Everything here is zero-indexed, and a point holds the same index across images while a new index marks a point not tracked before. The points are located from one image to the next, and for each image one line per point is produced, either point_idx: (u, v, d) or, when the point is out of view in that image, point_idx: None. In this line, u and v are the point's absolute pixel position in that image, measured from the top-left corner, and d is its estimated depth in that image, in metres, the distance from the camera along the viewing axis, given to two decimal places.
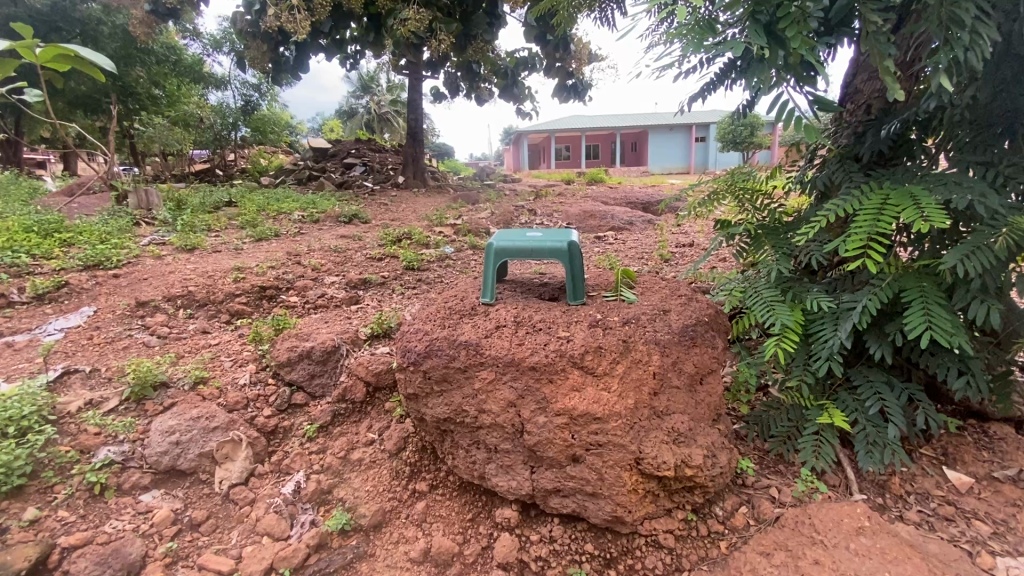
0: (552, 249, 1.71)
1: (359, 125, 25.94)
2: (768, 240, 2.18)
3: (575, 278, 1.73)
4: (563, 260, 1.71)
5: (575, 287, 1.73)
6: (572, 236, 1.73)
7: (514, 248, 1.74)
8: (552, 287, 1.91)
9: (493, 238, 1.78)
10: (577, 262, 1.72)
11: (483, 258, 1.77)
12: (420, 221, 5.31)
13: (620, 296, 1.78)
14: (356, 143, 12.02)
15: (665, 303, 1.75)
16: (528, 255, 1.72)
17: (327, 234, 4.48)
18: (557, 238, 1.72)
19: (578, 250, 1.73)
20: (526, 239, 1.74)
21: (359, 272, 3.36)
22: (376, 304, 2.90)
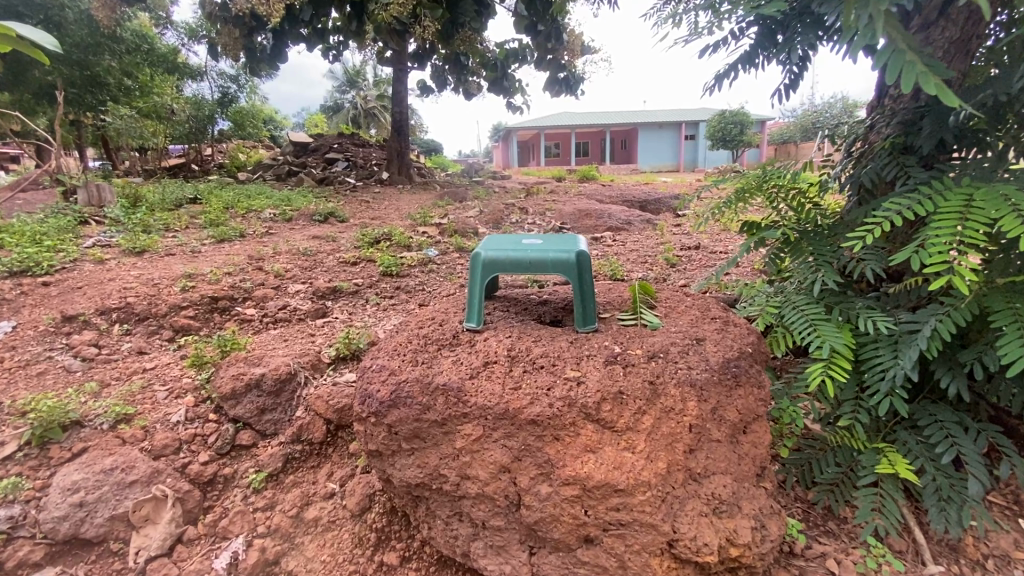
0: (558, 264, 1.34)
1: (344, 120, 25.40)
2: (808, 247, 1.83)
3: (586, 300, 1.37)
4: (572, 277, 1.35)
5: (586, 310, 1.37)
6: (582, 247, 1.37)
7: (507, 262, 1.36)
8: (553, 308, 1.55)
9: (479, 248, 1.39)
10: (589, 279, 1.36)
11: (466, 274, 1.38)
12: (403, 220, 4.90)
13: (641, 320, 1.43)
14: (340, 137, 11.56)
15: (696, 330, 1.39)
16: (527, 270, 1.35)
17: (298, 234, 4.08)
18: (562, 248, 1.36)
19: (588, 264, 1.36)
20: (522, 251, 1.36)
21: (329, 278, 2.97)
22: (345, 318, 2.52)
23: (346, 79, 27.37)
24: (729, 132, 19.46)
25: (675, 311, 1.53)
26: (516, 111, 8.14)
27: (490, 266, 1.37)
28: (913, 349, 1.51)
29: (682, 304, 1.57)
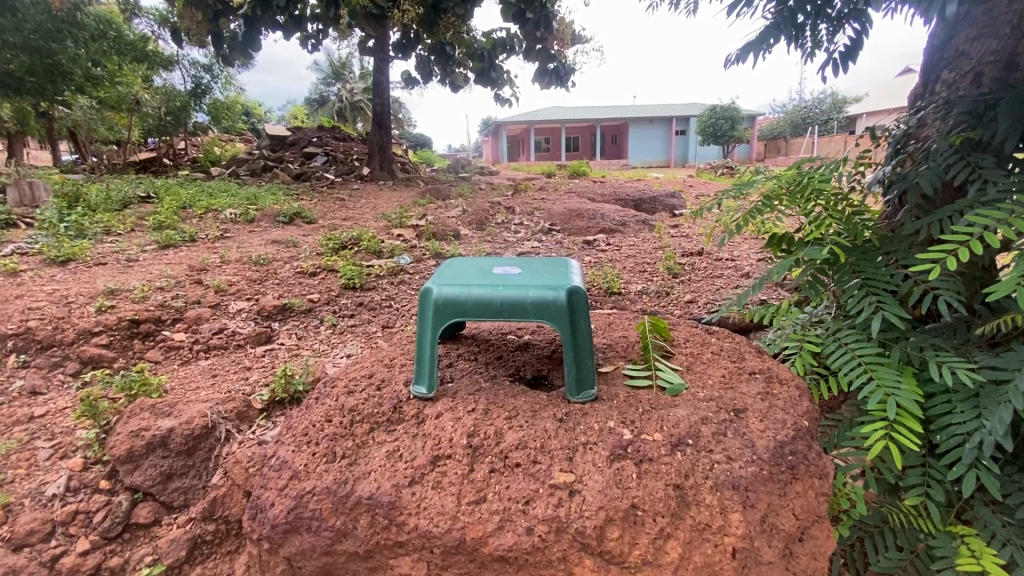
0: (540, 308, 1.00)
1: (329, 113, 24.73)
2: (857, 267, 1.45)
3: (582, 357, 1.03)
4: (560, 325, 1.00)
5: (581, 373, 1.05)
6: (575, 281, 1.02)
7: (470, 306, 1.02)
8: (536, 360, 1.30)
9: (432, 285, 1.05)
10: (586, 329, 1.02)
11: (414, 323, 1.05)
12: (378, 221, 4.47)
13: (655, 379, 1.13)
14: (319, 130, 11.03)
15: (727, 395, 1.09)
16: (497, 317, 1.01)
17: (256, 238, 3.64)
18: (546, 285, 1.01)
19: (585, 304, 1.01)
20: (490, 290, 1.02)
21: (280, 293, 2.56)
22: (292, 346, 2.12)
23: (330, 70, 26.60)
24: (720, 127, 19.06)
25: (695, 363, 1.22)
26: (503, 104, 7.68)
27: (446, 310, 1.03)
28: (1005, 408, 1.16)
29: (706, 351, 1.27)
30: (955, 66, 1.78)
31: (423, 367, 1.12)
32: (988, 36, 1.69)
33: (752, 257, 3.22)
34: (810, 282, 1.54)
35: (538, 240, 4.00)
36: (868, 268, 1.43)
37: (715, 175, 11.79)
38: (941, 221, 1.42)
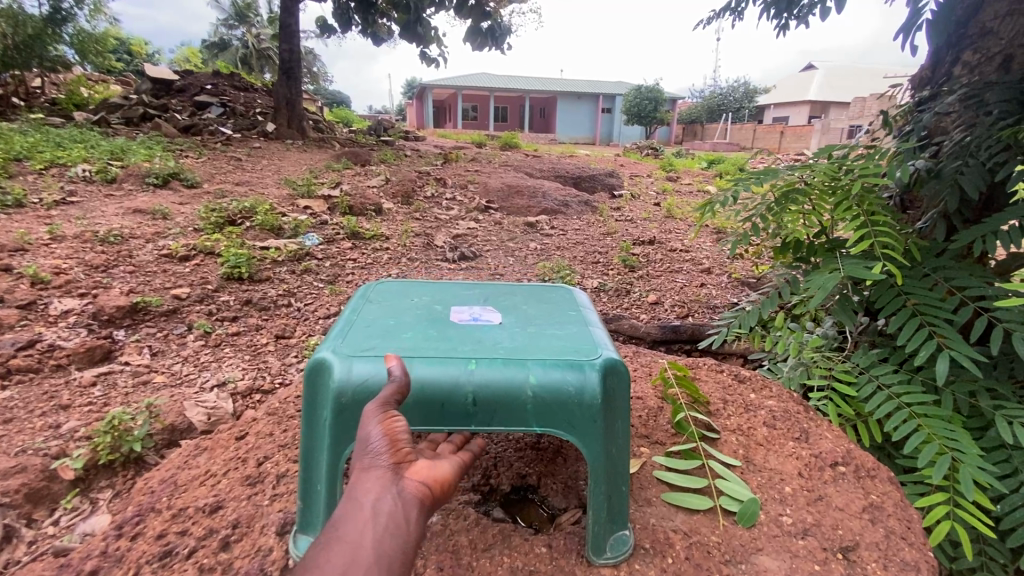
0: (546, 400, 0.78)
1: (232, 60, 22.01)
2: (902, 287, 1.16)
3: (620, 483, 0.79)
4: (576, 428, 0.78)
5: (615, 510, 0.79)
6: (599, 356, 0.81)
7: (419, 397, 0.79)
8: (515, 460, 1.04)
9: (336, 367, 0.80)
10: (616, 427, 0.80)
11: (305, 420, 0.80)
12: (281, 188, 3.73)
13: (717, 498, 0.88)
14: (215, 76, 9.53)
15: (831, 533, 0.83)
16: (470, 414, 0.78)
17: (112, 206, 2.83)
18: (556, 370, 0.79)
19: (609, 400, 0.80)
20: (453, 375, 0.79)
21: (133, 286, 1.89)
22: (144, 367, 1.52)
23: (232, 10, 23.43)
24: (645, 108, 19.24)
25: (754, 451, 1.01)
26: (428, 63, 6.90)
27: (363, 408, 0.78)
28: None
29: (761, 429, 1.06)
30: (979, 47, 1.48)
31: (318, 506, 0.81)
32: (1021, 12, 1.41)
33: (706, 250, 2.99)
34: (839, 305, 1.23)
35: (474, 219, 3.50)
36: (915, 290, 1.15)
37: (643, 154, 11.78)
38: (1000, 235, 1.18)
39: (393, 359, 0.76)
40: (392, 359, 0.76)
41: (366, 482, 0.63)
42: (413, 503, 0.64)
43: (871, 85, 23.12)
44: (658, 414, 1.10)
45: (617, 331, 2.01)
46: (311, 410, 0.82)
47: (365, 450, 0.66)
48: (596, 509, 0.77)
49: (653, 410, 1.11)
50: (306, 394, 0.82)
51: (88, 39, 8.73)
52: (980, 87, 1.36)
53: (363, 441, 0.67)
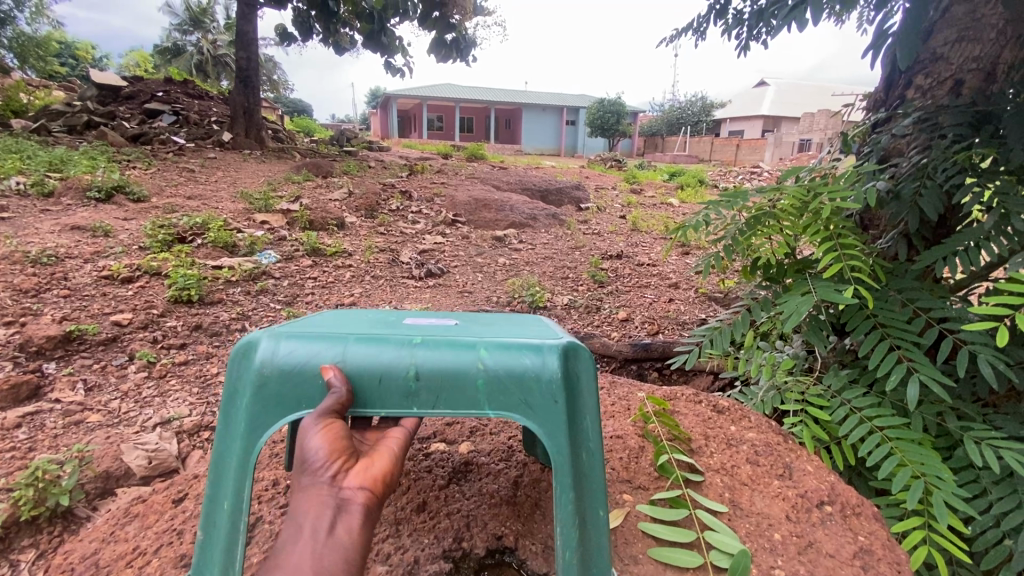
0: (497, 381, 0.76)
1: (186, 67, 21.25)
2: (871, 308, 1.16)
3: (589, 487, 0.75)
4: (529, 411, 0.76)
5: (589, 544, 0.73)
6: (559, 341, 0.79)
7: (355, 376, 0.77)
8: (483, 512, 0.91)
9: (263, 345, 0.78)
10: (578, 415, 0.77)
11: (219, 404, 0.76)
12: (237, 201, 3.57)
13: (706, 553, 0.83)
14: (167, 83, 9.15)
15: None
16: (410, 396, 0.76)
17: (47, 223, 2.63)
18: (513, 349, 0.78)
19: (569, 384, 0.78)
20: (395, 356, 0.78)
21: (67, 312, 1.74)
22: (78, 404, 1.38)
23: (186, 15, 22.65)
24: (608, 121, 19.63)
25: (739, 493, 0.98)
26: (392, 74, 6.81)
27: (290, 390, 0.77)
28: None
29: (745, 467, 1.03)
30: (930, 71, 1.53)
31: (221, 515, 0.74)
32: (970, 40, 1.45)
33: (672, 264, 3.01)
34: (811, 327, 1.23)
35: (441, 233, 3.44)
36: (884, 312, 1.15)
37: (607, 166, 11.97)
38: (958, 255, 1.21)
39: (331, 370, 0.75)
40: (329, 370, 0.75)
41: (306, 494, 0.66)
42: (355, 506, 0.67)
43: (819, 102, 24.35)
44: (639, 455, 1.05)
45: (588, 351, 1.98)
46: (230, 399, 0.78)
47: (302, 464, 0.68)
48: (563, 522, 0.73)
49: (634, 451, 1.06)
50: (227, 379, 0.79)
51: (28, 42, 8.24)
52: (933, 110, 1.41)
53: (300, 453, 0.69)
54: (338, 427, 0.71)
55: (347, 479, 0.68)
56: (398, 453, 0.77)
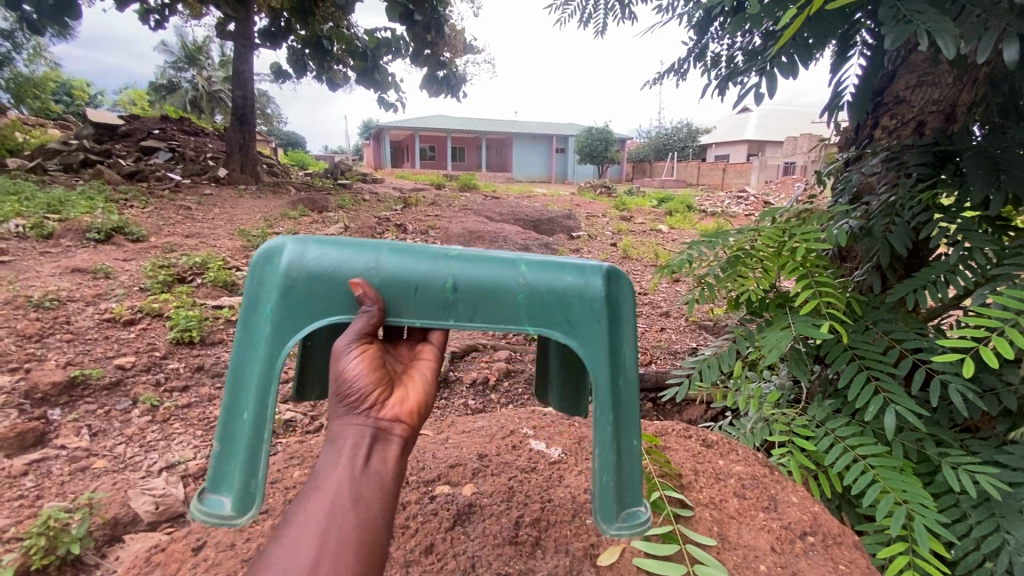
0: (539, 294, 0.86)
1: (181, 103, 21.61)
2: (849, 341, 1.23)
3: (625, 407, 0.86)
4: (566, 325, 0.86)
5: (622, 469, 0.86)
6: (599, 263, 0.90)
7: (388, 285, 0.85)
8: (485, 553, 0.94)
9: (289, 252, 0.85)
10: (614, 332, 0.87)
11: (240, 309, 0.84)
12: (235, 239, 3.63)
13: None
14: (163, 120, 9.30)
15: None
16: (450, 304, 0.86)
17: (49, 266, 2.67)
18: (557, 269, 0.87)
19: (607, 304, 0.88)
20: (436, 268, 0.86)
21: (70, 357, 1.77)
22: (83, 450, 1.40)
23: (182, 54, 23.12)
24: (597, 149, 20.05)
25: (727, 527, 1.02)
26: (386, 109, 6.98)
27: (319, 296, 0.84)
28: None
29: (731, 499, 1.08)
30: (895, 113, 1.59)
31: (247, 407, 0.84)
32: (929, 84, 1.52)
33: (664, 292, 3.09)
34: (794, 359, 1.30)
35: None
36: (861, 344, 1.22)
37: (597, 193, 12.22)
38: (927, 288, 1.28)
39: (360, 283, 0.83)
40: (359, 284, 0.82)
41: (346, 421, 0.76)
42: (391, 435, 0.76)
43: (801, 127, 25.03)
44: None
45: None
46: (254, 304, 0.85)
47: (342, 393, 0.78)
48: (603, 445, 0.86)
49: None
50: (252, 285, 0.85)
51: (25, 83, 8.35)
52: (899, 149, 1.49)
53: (339, 381, 0.78)
54: (373, 358, 0.81)
55: (383, 411, 0.78)
56: (428, 383, 0.87)
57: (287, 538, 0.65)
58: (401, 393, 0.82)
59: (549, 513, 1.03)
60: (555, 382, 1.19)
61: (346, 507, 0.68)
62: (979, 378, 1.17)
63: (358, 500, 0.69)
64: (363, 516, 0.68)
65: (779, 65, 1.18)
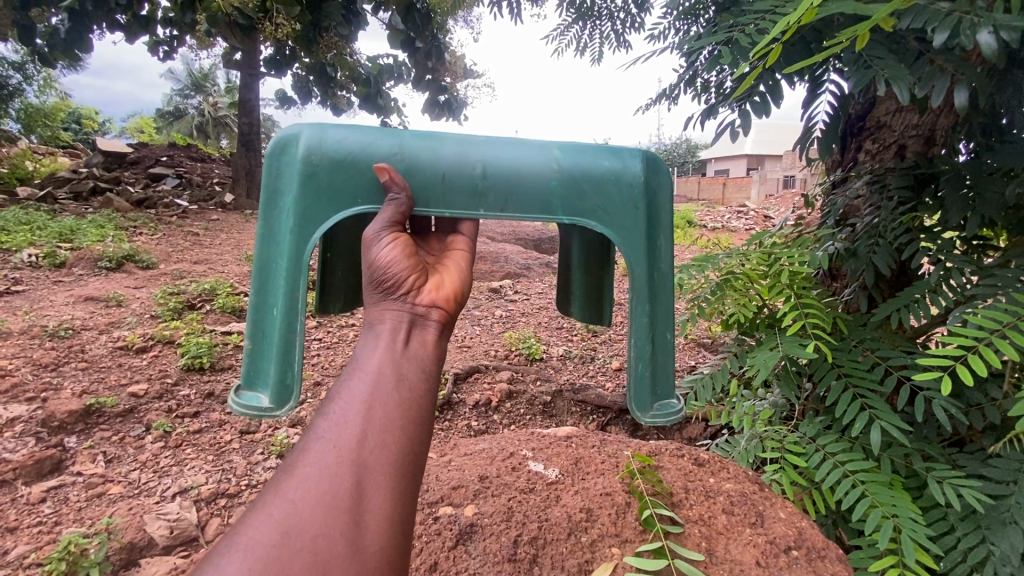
0: (571, 180, 1.04)
1: (188, 129, 22.05)
2: (835, 361, 1.28)
3: (659, 294, 1.09)
4: (600, 209, 1.05)
5: (656, 364, 1.11)
6: (635, 150, 1.08)
7: (409, 171, 0.98)
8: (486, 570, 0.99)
9: (306, 142, 0.97)
10: (649, 217, 1.08)
11: (265, 203, 0.98)
12: (242, 264, 3.71)
13: None
14: (171, 147, 9.49)
15: None
16: (486, 192, 1.01)
17: (62, 295, 2.74)
18: (601, 159, 1.06)
19: (642, 188, 1.07)
20: (466, 159, 1.01)
21: (85, 386, 1.82)
22: (98, 477, 1.45)
23: (188, 81, 23.63)
24: None
25: (716, 543, 1.06)
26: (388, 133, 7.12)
27: (344, 189, 0.98)
28: (1016, 537, 1.00)
29: (721, 516, 1.12)
30: (876, 138, 1.60)
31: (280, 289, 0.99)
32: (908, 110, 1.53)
33: None
34: (783, 379, 1.35)
35: None
36: (847, 363, 1.27)
37: None
38: (910, 308, 1.32)
39: (385, 169, 0.95)
40: (383, 171, 0.95)
41: (385, 305, 0.89)
42: (429, 320, 0.89)
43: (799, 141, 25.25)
44: (625, 511, 1.13)
45: (584, 401, 2.12)
46: (279, 196, 0.99)
47: (379, 279, 0.90)
48: (641, 337, 1.10)
49: (621, 507, 1.14)
50: (276, 178, 0.99)
51: (37, 113, 8.55)
52: (881, 172, 1.53)
53: (374, 268, 0.90)
54: (405, 245, 0.93)
55: (420, 295, 0.91)
56: (463, 272, 1.01)
57: (335, 415, 0.74)
58: (437, 280, 0.95)
59: (547, 532, 1.07)
60: (577, 294, 1.54)
61: (391, 378, 0.79)
62: (963, 394, 1.21)
63: (399, 380, 0.79)
64: (404, 396, 0.78)
65: (753, 104, 1.22)
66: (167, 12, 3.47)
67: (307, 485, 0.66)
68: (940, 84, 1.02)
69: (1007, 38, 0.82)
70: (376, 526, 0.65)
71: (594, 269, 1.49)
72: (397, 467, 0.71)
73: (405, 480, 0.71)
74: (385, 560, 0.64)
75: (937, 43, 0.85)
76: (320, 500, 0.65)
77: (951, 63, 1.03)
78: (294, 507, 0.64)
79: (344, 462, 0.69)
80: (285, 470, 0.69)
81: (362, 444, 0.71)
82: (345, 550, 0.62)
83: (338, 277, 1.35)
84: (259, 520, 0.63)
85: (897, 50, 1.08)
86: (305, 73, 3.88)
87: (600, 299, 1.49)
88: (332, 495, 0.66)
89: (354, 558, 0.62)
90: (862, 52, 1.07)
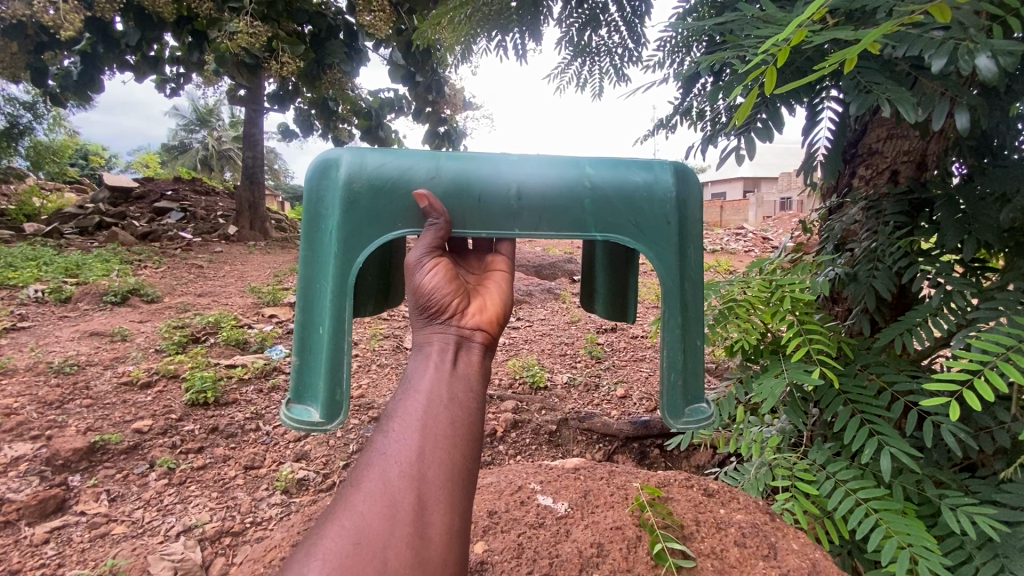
0: (605, 196, 1.06)
1: (194, 163, 22.48)
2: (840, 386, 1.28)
3: (689, 310, 1.11)
4: (633, 225, 1.07)
5: (688, 371, 1.13)
6: (666, 161, 1.10)
7: (443, 193, 1.02)
8: None
9: (346, 167, 1.00)
10: (683, 234, 1.09)
11: (308, 227, 1.02)
12: (246, 295, 3.74)
13: None
14: (176, 181, 9.63)
15: None
16: (521, 212, 1.04)
17: (67, 331, 2.74)
18: (632, 173, 1.08)
19: (672, 200, 1.08)
20: (502, 180, 1.04)
21: (88, 423, 1.82)
22: (99, 517, 1.44)
23: (194, 117, 24.17)
24: None
25: None
26: None
27: (385, 213, 1.00)
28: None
29: (733, 549, 1.11)
30: (869, 163, 1.60)
31: (324, 310, 1.02)
32: (899, 137, 1.52)
33: None
34: (791, 405, 1.35)
35: None
36: (854, 390, 1.28)
37: None
38: (912, 333, 1.33)
39: (425, 196, 0.98)
40: (421, 196, 0.98)
41: (431, 329, 0.93)
42: (473, 341, 0.93)
43: None
44: (637, 545, 1.11)
45: (590, 430, 2.11)
46: (319, 219, 1.03)
47: (425, 304, 0.94)
48: (672, 353, 1.11)
49: (632, 541, 1.12)
50: (317, 200, 1.03)
51: (46, 151, 8.71)
52: (877, 198, 1.55)
53: (419, 294, 0.95)
54: (446, 268, 0.97)
55: (465, 317, 0.95)
56: (503, 292, 1.05)
57: (394, 433, 0.79)
58: (480, 301, 1.00)
59: (558, 568, 1.06)
60: (601, 292, 1.58)
61: (443, 399, 0.82)
62: (972, 418, 1.20)
63: (451, 397, 0.83)
64: (456, 414, 0.82)
65: (755, 130, 1.21)
66: (175, 52, 3.57)
67: (372, 501, 0.72)
68: (940, 108, 1.03)
69: (1004, 64, 0.83)
70: (437, 538, 0.70)
71: (617, 270, 1.52)
72: (454, 483, 0.75)
73: (462, 497, 0.75)
74: (445, 571, 0.69)
75: (934, 70, 0.85)
76: (385, 515, 0.70)
77: (947, 88, 1.05)
78: (364, 519, 0.71)
79: (406, 478, 0.74)
80: (352, 484, 0.75)
81: (420, 462, 0.75)
82: (410, 561, 0.68)
83: (368, 284, 1.37)
84: (333, 534, 0.70)
85: (894, 76, 1.10)
86: (308, 108, 3.96)
87: (622, 294, 1.51)
88: (396, 510, 0.71)
89: (419, 568, 0.68)
90: (859, 78, 1.09)
